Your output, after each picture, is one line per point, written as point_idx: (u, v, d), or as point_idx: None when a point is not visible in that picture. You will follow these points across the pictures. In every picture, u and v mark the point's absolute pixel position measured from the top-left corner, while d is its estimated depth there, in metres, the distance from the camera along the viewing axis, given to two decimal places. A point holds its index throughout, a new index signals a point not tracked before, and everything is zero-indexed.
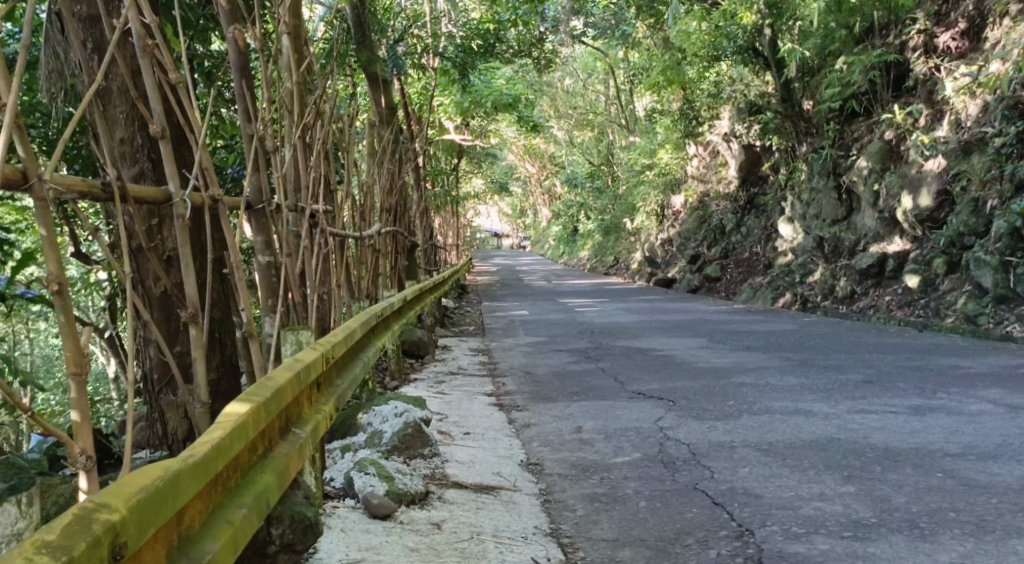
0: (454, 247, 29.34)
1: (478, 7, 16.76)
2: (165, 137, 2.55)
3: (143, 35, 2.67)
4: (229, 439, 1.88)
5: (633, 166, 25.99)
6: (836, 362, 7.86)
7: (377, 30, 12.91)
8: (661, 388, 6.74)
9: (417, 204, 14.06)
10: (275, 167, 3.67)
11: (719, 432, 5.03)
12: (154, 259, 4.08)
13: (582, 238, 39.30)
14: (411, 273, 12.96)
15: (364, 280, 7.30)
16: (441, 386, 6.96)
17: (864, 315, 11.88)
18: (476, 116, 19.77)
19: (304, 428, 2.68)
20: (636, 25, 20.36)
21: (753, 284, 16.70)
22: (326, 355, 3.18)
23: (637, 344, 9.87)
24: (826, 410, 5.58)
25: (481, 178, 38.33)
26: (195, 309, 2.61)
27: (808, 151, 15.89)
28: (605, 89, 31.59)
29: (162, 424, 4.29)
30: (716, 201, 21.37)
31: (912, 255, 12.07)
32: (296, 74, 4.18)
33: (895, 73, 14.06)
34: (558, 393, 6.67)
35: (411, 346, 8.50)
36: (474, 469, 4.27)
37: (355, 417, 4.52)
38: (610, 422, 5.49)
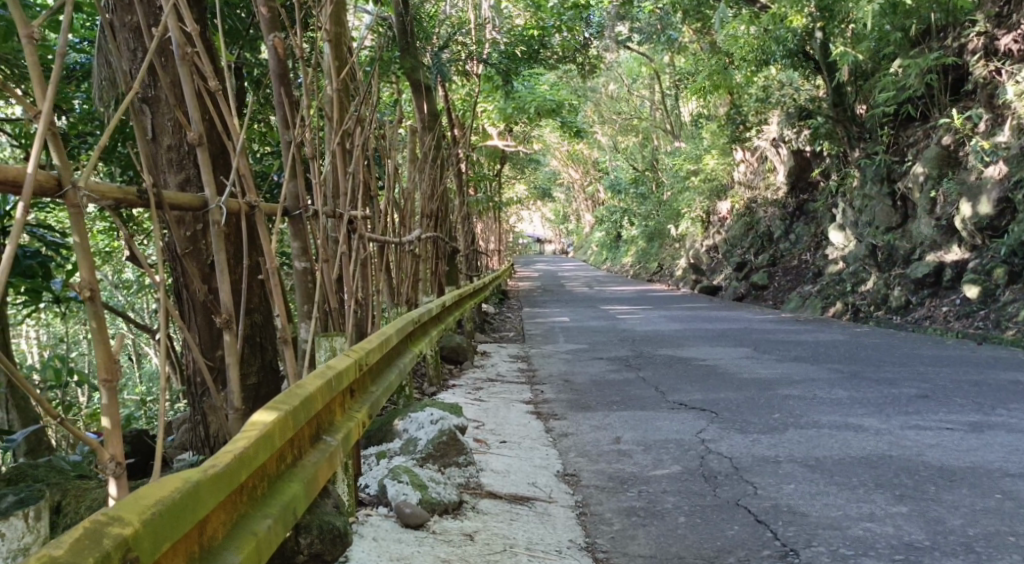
0: (497, 252, 29.34)
1: (524, 12, 16.74)
2: (202, 144, 2.48)
3: (184, 39, 2.59)
4: (255, 447, 1.80)
5: (679, 172, 25.75)
6: (888, 374, 7.65)
7: (422, 36, 12.93)
8: (704, 399, 6.60)
9: (460, 210, 14.04)
10: (315, 174, 3.61)
11: (764, 447, 4.89)
12: (196, 266, 4.07)
13: (625, 243, 39.06)
14: (452, 279, 12.95)
15: (404, 285, 7.26)
16: (480, 393, 6.90)
17: (918, 326, 11.57)
18: (519, 122, 19.73)
19: (335, 436, 2.61)
20: (682, 30, 20.16)
21: (801, 293, 16.39)
22: (360, 361, 3.11)
23: (680, 353, 9.71)
24: (876, 425, 5.40)
25: (525, 184, 38.32)
26: (228, 315, 2.56)
27: (860, 156, 15.55)
28: (649, 94, 31.37)
29: (203, 428, 4.29)
30: (764, 208, 21.04)
31: (971, 265, 11.77)
32: (337, 80, 4.12)
33: (953, 76, 13.76)
34: (598, 403, 6.57)
35: (450, 352, 8.45)
36: (508, 479, 4.19)
37: (391, 424, 4.48)
38: (650, 433, 5.37)
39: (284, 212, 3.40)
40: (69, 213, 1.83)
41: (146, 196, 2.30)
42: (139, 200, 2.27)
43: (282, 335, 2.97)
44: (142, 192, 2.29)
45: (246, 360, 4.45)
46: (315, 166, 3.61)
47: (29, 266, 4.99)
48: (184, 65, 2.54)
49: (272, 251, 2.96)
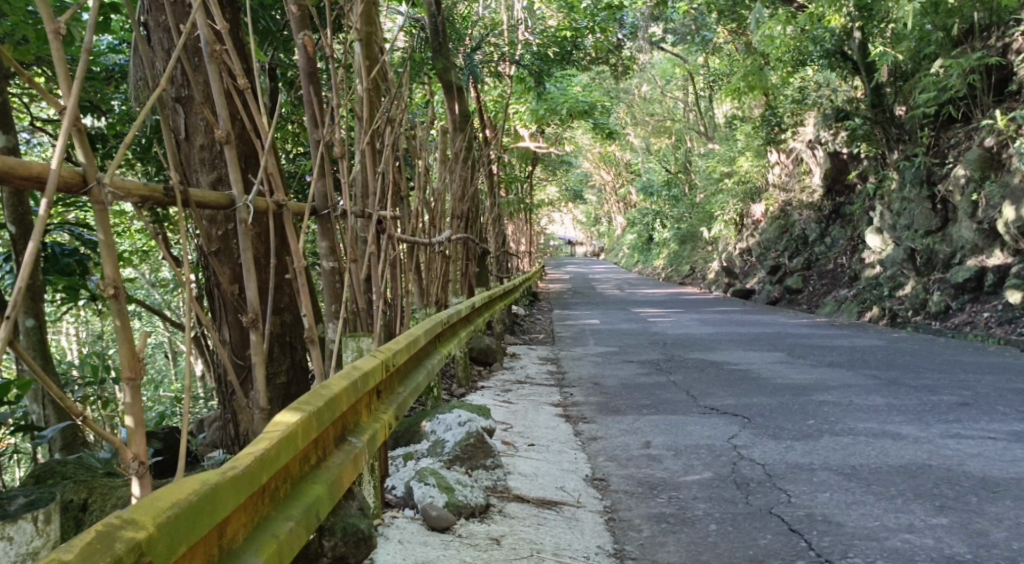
0: (528, 254, 29.31)
1: (557, 13, 16.71)
2: (230, 142, 2.47)
3: (213, 37, 2.57)
4: (277, 449, 1.77)
5: (713, 174, 25.53)
6: (927, 381, 7.48)
7: (455, 37, 12.94)
8: (736, 404, 6.51)
9: (491, 211, 14.03)
10: (343, 174, 3.59)
11: (798, 454, 4.79)
12: (227, 266, 4.08)
13: (657, 246, 38.81)
14: (483, 280, 12.94)
15: (434, 285, 7.24)
16: (508, 395, 6.85)
17: (958, 332, 11.35)
18: (552, 124, 19.68)
19: (360, 437, 2.58)
20: (717, 31, 20.00)
21: (837, 297, 16.16)
22: (387, 362, 3.07)
23: (712, 357, 9.59)
24: (915, 433, 5.28)
25: (556, 186, 38.26)
26: (254, 316, 2.53)
27: (899, 158, 15.29)
28: (683, 96, 31.16)
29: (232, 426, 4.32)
30: (799, 211, 20.77)
31: (1014, 269, 11.51)
32: (366, 79, 4.09)
33: (996, 77, 13.47)
34: (628, 406, 6.50)
35: (479, 353, 8.42)
36: (537, 482, 4.14)
37: (418, 425, 4.47)
38: (681, 438, 5.30)
39: (313, 211, 3.36)
40: (93, 209, 1.80)
41: (172, 194, 2.28)
42: (165, 198, 2.25)
43: (310, 335, 2.94)
44: (168, 190, 2.27)
45: (276, 359, 4.46)
46: (343, 165, 3.58)
47: (67, 264, 5.06)
48: (212, 64, 2.52)
49: (299, 250, 2.94)
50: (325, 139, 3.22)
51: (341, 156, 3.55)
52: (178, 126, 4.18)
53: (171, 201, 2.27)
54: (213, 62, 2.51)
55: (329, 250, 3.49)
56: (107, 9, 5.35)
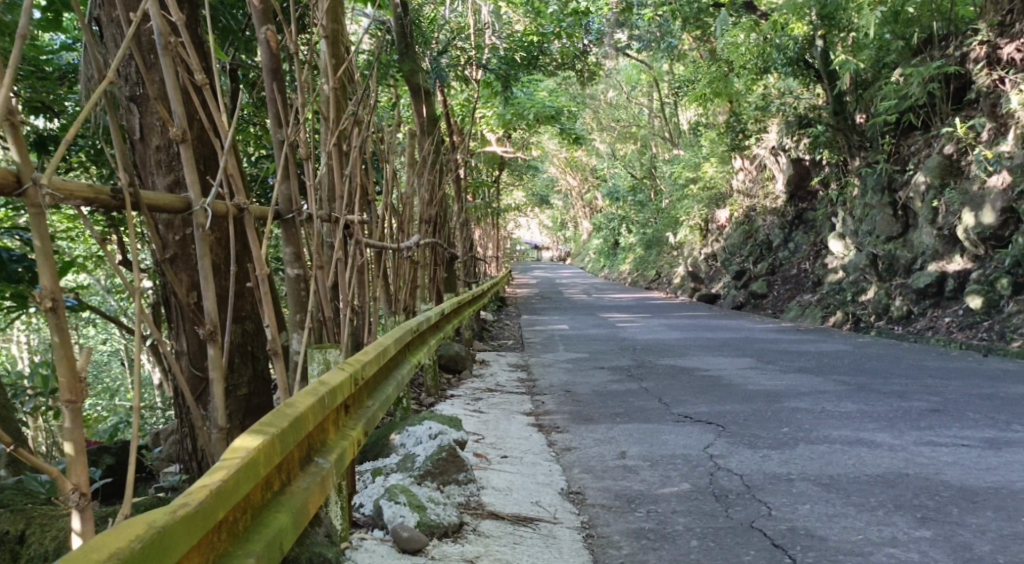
0: (495, 259, 29.18)
1: (523, 17, 16.59)
2: (186, 140, 2.30)
3: (168, 27, 2.39)
4: (237, 480, 1.61)
5: (679, 180, 25.61)
6: (896, 387, 7.47)
7: (420, 40, 12.76)
8: (709, 411, 6.43)
9: (458, 216, 13.88)
10: (309, 177, 3.42)
11: (775, 463, 4.70)
12: (186, 272, 3.90)
13: (623, 250, 38.89)
14: (450, 285, 12.78)
15: (402, 291, 7.07)
16: (478, 404, 6.70)
17: (921, 336, 11.42)
18: (518, 129, 19.54)
19: (327, 458, 2.42)
20: (682, 38, 20.07)
21: (801, 302, 16.25)
22: (355, 376, 2.91)
23: (682, 363, 9.52)
24: (890, 440, 5.22)
25: (522, 192, 38.21)
26: (213, 328, 2.37)
27: (861, 165, 15.38)
28: (648, 101, 31.24)
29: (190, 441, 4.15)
30: (763, 216, 20.87)
31: (974, 275, 11.60)
32: (333, 78, 3.92)
33: (955, 85, 13.57)
34: (601, 414, 6.38)
35: (448, 360, 8.26)
36: (511, 498, 4.00)
37: (388, 438, 4.34)
38: (656, 448, 5.19)
39: (278, 216, 3.18)
40: (29, 213, 1.62)
41: (120, 196, 2.10)
42: (112, 199, 2.07)
43: (273, 347, 2.77)
44: (114, 191, 2.10)
45: (237, 369, 4.28)
46: (310, 167, 3.41)
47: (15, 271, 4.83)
48: (167, 57, 2.34)
49: (263, 256, 2.78)
50: (290, 138, 3.04)
51: (307, 157, 3.38)
52: (133, 127, 3.99)
53: (119, 204, 2.10)
54: (169, 54, 2.33)
55: (294, 256, 3.31)
56: (57, 5, 5.11)
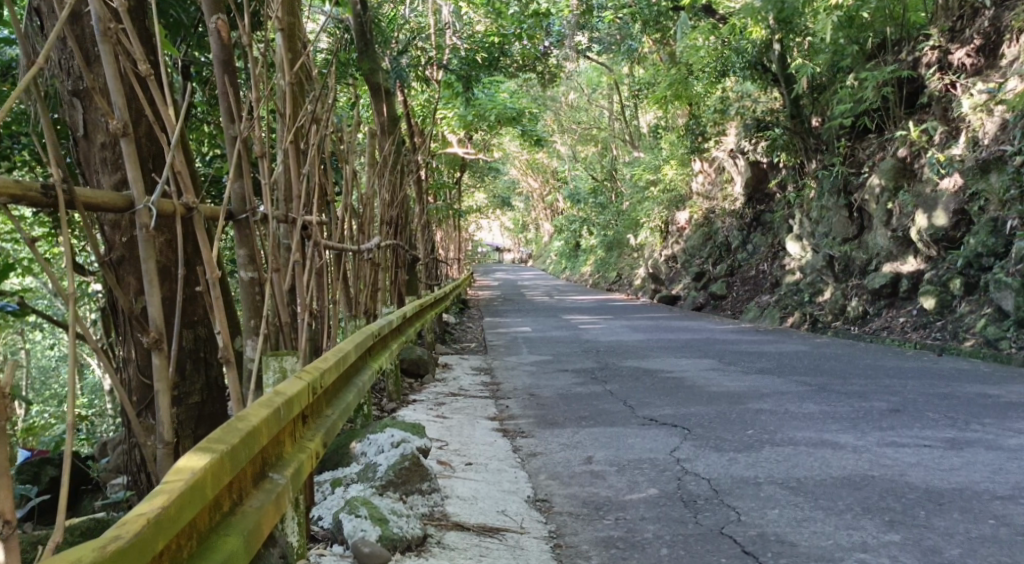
0: (456, 261, 29.04)
1: (483, 18, 16.49)
2: (127, 134, 2.19)
3: (108, 15, 2.28)
4: (179, 506, 1.49)
5: (639, 182, 25.67)
6: (857, 387, 7.50)
7: (380, 41, 12.58)
8: (674, 414, 6.39)
9: (420, 218, 13.73)
10: (264, 176, 3.30)
11: (742, 466, 4.66)
12: (133, 276, 3.76)
13: (585, 252, 38.97)
14: (412, 288, 12.64)
15: (363, 295, 6.94)
16: (441, 408, 6.60)
17: (877, 336, 11.54)
18: (479, 130, 19.45)
19: (283, 473, 2.31)
20: (642, 41, 20.16)
21: (760, 303, 16.36)
22: (313, 384, 2.78)
23: (644, 364, 9.50)
24: (853, 441, 5.21)
25: (483, 194, 38.13)
26: (158, 336, 2.25)
27: (818, 168, 15.53)
28: (608, 104, 31.32)
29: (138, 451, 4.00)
30: (721, 218, 21.01)
31: (927, 276, 11.76)
32: (289, 74, 3.80)
33: (907, 89, 13.68)
34: (565, 418, 6.31)
35: (410, 364, 8.13)
36: (476, 506, 3.90)
37: (348, 447, 4.25)
38: (622, 452, 5.13)
39: (230, 216, 3.05)
40: None
41: (52, 193, 1.97)
42: (43, 196, 1.94)
43: (225, 355, 2.65)
44: (46, 188, 1.97)
45: (189, 377, 4.14)
46: (265, 164, 3.28)
47: None
48: (107, 46, 2.22)
49: (213, 259, 2.66)
50: (244, 134, 2.92)
51: (261, 155, 3.26)
52: (76, 123, 3.83)
53: (50, 202, 1.97)
54: (108, 43, 2.21)
55: (247, 258, 3.19)
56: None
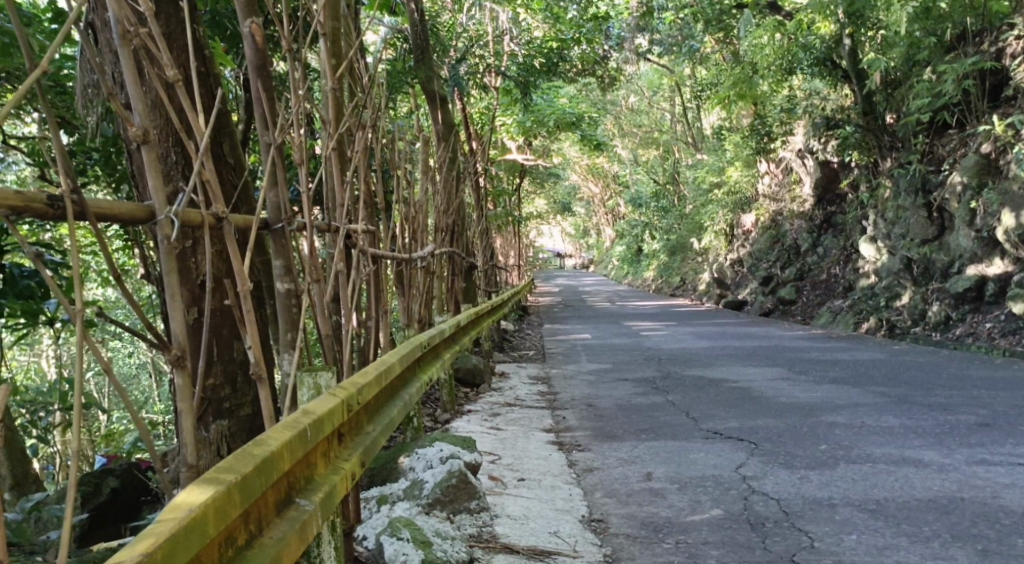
0: (517, 267, 28.92)
1: (543, 22, 16.35)
2: (148, 142, 2.03)
3: (134, 17, 2.14)
4: (167, 551, 1.33)
5: (703, 185, 25.18)
6: (939, 399, 7.08)
7: (438, 48, 12.51)
8: (740, 426, 6.09)
9: (478, 224, 13.58)
10: (304, 183, 3.12)
11: (814, 486, 4.36)
12: (186, 287, 3.66)
13: (647, 258, 38.49)
14: (471, 295, 12.52)
15: (416, 303, 6.79)
16: (496, 420, 6.41)
17: (959, 344, 10.97)
18: (539, 136, 19.33)
19: (312, 498, 2.13)
20: (703, 41, 19.77)
21: (832, 308, 15.81)
22: (349, 402, 2.60)
23: (709, 374, 9.17)
24: (938, 459, 4.85)
25: (544, 199, 37.97)
26: (181, 355, 2.09)
27: (892, 167, 14.94)
28: (670, 106, 30.89)
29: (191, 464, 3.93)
30: (790, 220, 20.44)
31: (1016, 278, 11.17)
32: (332, 78, 3.62)
33: (990, 81, 13.02)
34: (624, 431, 6.06)
35: (466, 373, 7.97)
36: (527, 527, 3.70)
37: (396, 461, 4.10)
38: (684, 468, 4.87)
39: (265, 226, 2.88)
40: None
41: (58, 206, 1.83)
42: (48, 208, 1.81)
43: (257, 372, 2.49)
44: (53, 200, 1.84)
45: (240, 389, 4.03)
46: (305, 171, 3.09)
47: (28, 285, 4.42)
48: (127, 46, 2.06)
49: (246, 271, 2.50)
50: (280, 139, 2.73)
51: (301, 162, 3.08)
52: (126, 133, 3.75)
53: (58, 214, 1.84)
54: (127, 44, 2.05)
55: (284, 268, 3.02)
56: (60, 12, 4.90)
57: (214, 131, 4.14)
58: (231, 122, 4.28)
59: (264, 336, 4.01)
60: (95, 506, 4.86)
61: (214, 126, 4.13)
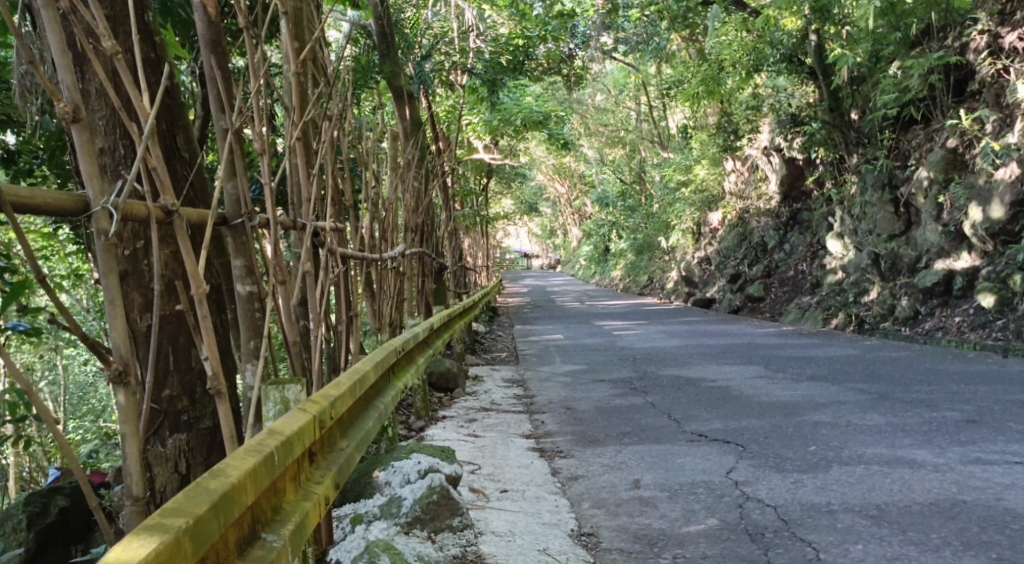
0: (484, 268, 28.69)
1: (508, 20, 16.13)
2: (79, 122, 1.78)
3: None
4: None
5: (669, 183, 25.13)
6: (921, 395, 6.96)
7: (404, 46, 12.24)
8: (724, 427, 5.90)
9: (447, 224, 13.30)
10: (265, 176, 2.87)
11: (810, 491, 4.16)
12: (139, 292, 3.38)
13: (614, 257, 38.44)
14: (440, 297, 12.24)
15: (386, 306, 6.52)
16: (472, 426, 6.16)
17: (930, 338, 10.94)
18: (505, 136, 19.11)
19: (280, 532, 1.86)
20: (670, 39, 19.63)
21: (800, 304, 15.79)
22: (321, 417, 2.33)
23: (685, 373, 8.99)
24: (931, 459, 4.68)
25: (510, 199, 37.79)
26: (124, 367, 1.84)
27: (859, 162, 14.91)
28: (635, 105, 30.75)
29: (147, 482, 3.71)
30: (756, 218, 20.38)
31: (983, 272, 11.14)
32: (295, 63, 3.35)
33: (955, 77, 13.02)
34: (606, 435, 5.84)
35: (439, 378, 7.70)
36: (514, 545, 3.46)
37: (371, 475, 3.85)
38: (672, 474, 4.66)
39: (221, 222, 2.61)
40: None
41: None
42: None
43: (215, 386, 2.22)
44: None
45: (199, 402, 3.77)
46: (267, 162, 2.85)
47: None
48: (53, 12, 1.80)
49: (200, 272, 2.24)
50: (238, 123, 2.48)
51: (261, 152, 2.85)
52: None
53: None
54: (53, 7, 1.80)
55: (243, 268, 2.76)
56: None
57: (167, 123, 3.86)
58: (186, 114, 4.01)
59: (224, 343, 3.72)
60: (44, 527, 4.55)
61: (168, 118, 3.85)
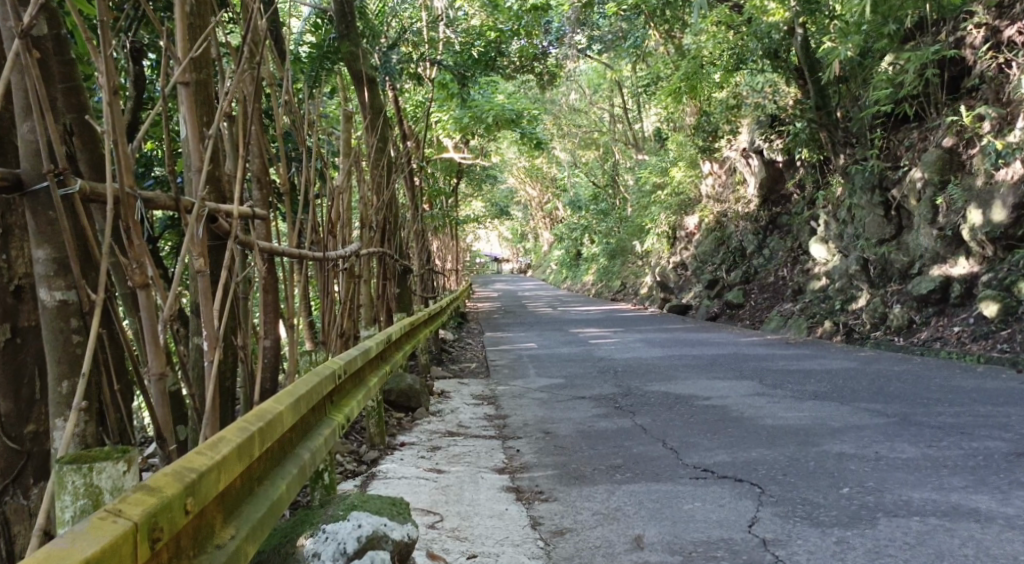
0: (453, 271, 27.65)
1: (480, 11, 15.17)
2: None
3: None
4: None
5: (644, 185, 24.23)
6: (947, 419, 6.12)
7: (368, 33, 11.26)
8: (733, 461, 5.01)
9: (412, 224, 12.35)
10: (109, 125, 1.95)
11: (862, 556, 3.27)
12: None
13: (586, 262, 37.53)
14: (404, 303, 11.23)
15: (341, 318, 5.59)
16: (435, 458, 5.19)
17: (927, 349, 10.13)
18: (474, 134, 18.13)
19: None
20: (647, 35, 18.77)
21: (782, 311, 14.95)
22: (154, 519, 1.46)
23: (673, 389, 8.09)
24: (998, 509, 3.83)
25: (479, 202, 36.67)
26: None
27: (847, 164, 14.12)
28: (609, 107, 29.91)
29: None
30: (734, 222, 19.51)
31: (983, 279, 10.39)
32: None
33: (950, 72, 12.34)
34: (592, 470, 4.90)
35: (398, 397, 6.75)
36: None
37: (295, 544, 2.86)
38: (682, 527, 3.74)
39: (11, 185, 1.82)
40: None
41: None
42: None
43: None
44: None
45: None
46: (111, 104, 1.98)
47: None
48: None
49: None
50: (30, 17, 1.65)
51: (105, 90, 2.00)
52: None
53: None
54: None
55: (54, 263, 1.98)
56: None
57: None
58: None
59: None
60: None
61: None
